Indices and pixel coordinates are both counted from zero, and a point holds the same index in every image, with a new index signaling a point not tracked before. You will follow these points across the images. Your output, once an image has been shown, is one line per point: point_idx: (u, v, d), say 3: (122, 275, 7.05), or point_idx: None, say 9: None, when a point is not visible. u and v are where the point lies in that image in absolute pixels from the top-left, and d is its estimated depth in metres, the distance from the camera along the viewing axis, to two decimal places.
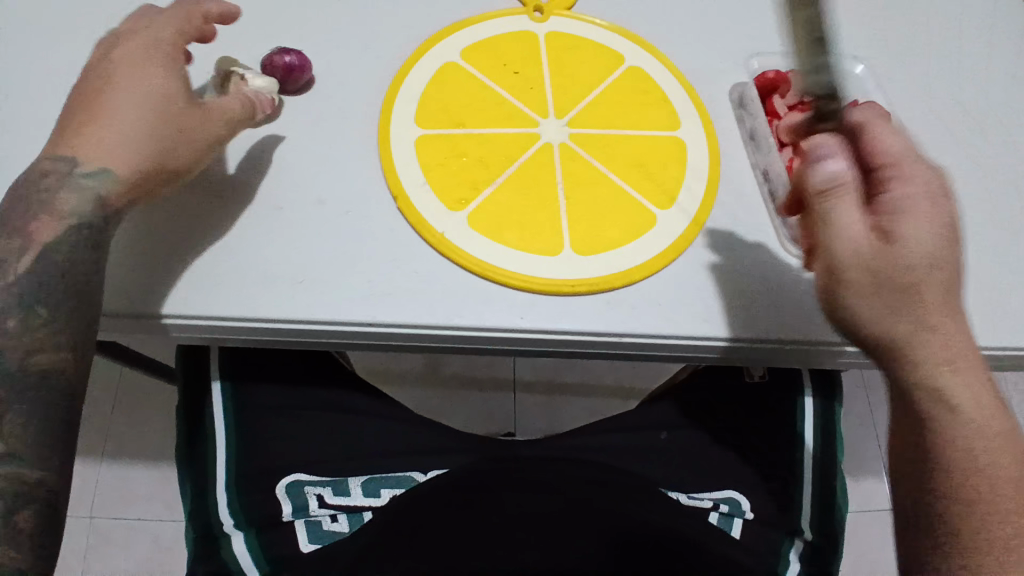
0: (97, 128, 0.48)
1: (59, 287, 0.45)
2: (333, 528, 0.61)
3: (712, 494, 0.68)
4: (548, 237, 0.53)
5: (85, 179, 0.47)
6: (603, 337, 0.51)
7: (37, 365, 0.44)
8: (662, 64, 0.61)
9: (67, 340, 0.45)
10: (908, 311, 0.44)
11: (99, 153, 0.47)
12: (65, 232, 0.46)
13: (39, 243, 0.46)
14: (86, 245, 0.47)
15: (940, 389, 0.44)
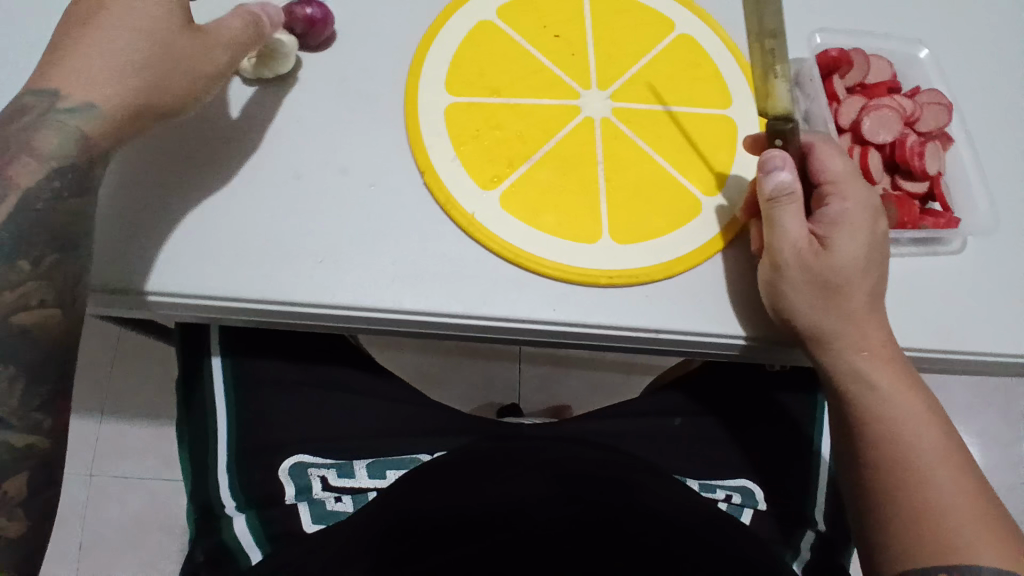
0: (80, 58, 0.40)
1: (48, 244, 0.39)
2: (337, 509, 0.58)
3: (727, 484, 0.64)
4: (586, 222, 0.49)
5: (68, 115, 0.39)
6: (641, 333, 0.48)
7: (20, 326, 0.38)
8: (715, 34, 0.56)
9: (54, 300, 0.39)
10: (857, 313, 0.46)
11: (83, 84, 0.39)
12: (46, 176, 0.39)
13: (19, 187, 0.38)
14: (69, 190, 0.40)
15: (887, 391, 0.46)
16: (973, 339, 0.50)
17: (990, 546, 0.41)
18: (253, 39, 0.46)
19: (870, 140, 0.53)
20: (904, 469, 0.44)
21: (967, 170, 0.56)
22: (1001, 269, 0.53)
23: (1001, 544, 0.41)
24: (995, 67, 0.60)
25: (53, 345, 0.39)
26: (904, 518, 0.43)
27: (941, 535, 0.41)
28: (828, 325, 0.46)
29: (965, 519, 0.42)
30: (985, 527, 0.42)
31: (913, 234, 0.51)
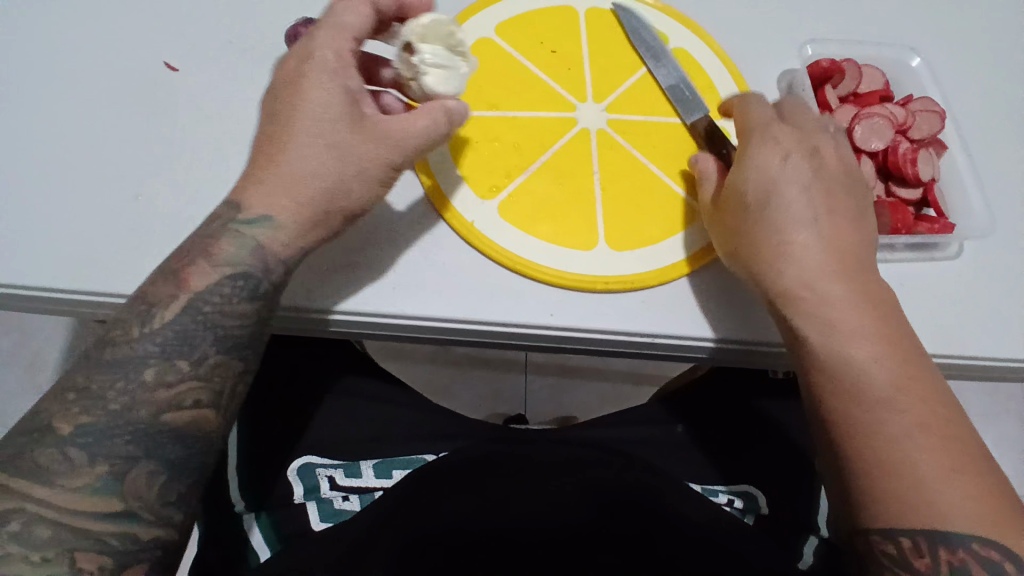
0: (274, 176, 0.44)
1: (207, 342, 0.41)
2: (345, 507, 0.57)
3: (731, 488, 0.62)
4: (583, 230, 0.50)
5: (245, 225, 0.43)
6: (638, 339, 0.49)
7: (169, 423, 0.39)
8: (708, 47, 0.58)
9: (207, 398, 0.41)
10: (794, 252, 0.46)
11: (265, 200, 0.43)
12: (219, 281, 0.42)
13: (190, 290, 0.42)
14: (239, 295, 0.43)
15: (839, 329, 0.44)
16: (972, 343, 0.50)
17: (958, 501, 0.39)
18: (438, 135, 0.45)
19: (862, 148, 0.54)
20: (862, 416, 0.42)
21: (962, 176, 0.56)
22: (998, 273, 0.53)
23: (974, 500, 0.39)
24: (987, 75, 0.61)
25: (198, 441, 0.40)
26: (864, 467, 0.41)
27: (903, 491, 0.40)
28: (766, 264, 0.46)
29: (935, 471, 0.39)
30: (954, 479, 0.39)
31: (907, 238, 0.51)
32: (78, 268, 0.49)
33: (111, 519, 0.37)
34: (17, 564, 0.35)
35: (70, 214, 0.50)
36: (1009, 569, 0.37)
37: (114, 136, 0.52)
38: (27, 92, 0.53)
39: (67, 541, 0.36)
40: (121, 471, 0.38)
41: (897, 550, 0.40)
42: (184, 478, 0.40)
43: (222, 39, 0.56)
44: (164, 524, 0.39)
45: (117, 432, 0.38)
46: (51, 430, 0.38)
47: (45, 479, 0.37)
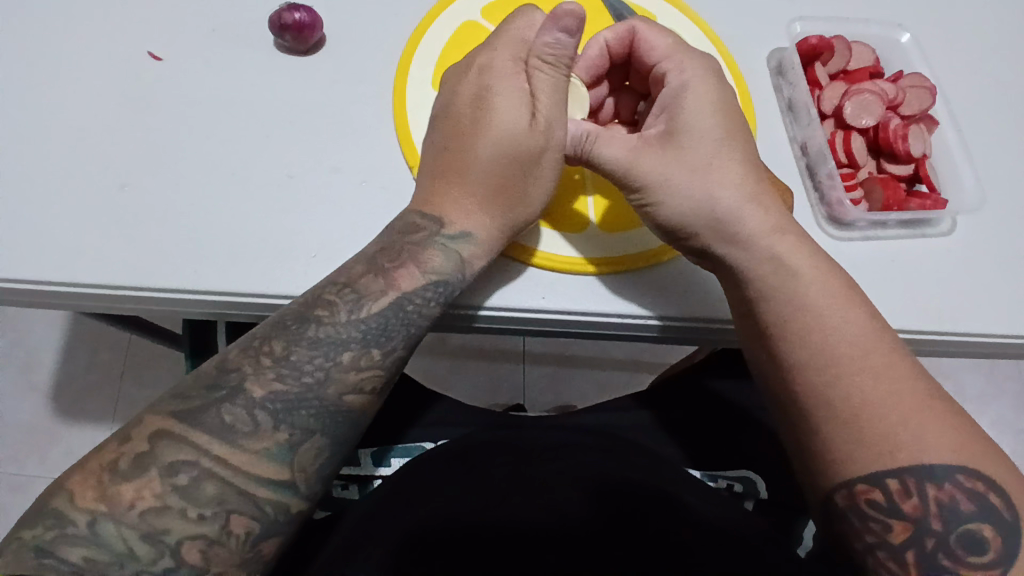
0: (472, 186, 0.48)
1: (400, 337, 0.45)
2: (344, 496, 0.58)
3: (730, 472, 0.60)
4: (575, 215, 0.52)
5: (452, 240, 0.47)
6: (626, 319, 0.49)
7: (348, 404, 0.42)
8: (697, 26, 0.58)
9: (380, 387, 0.44)
10: (745, 206, 0.46)
11: (466, 213, 0.48)
12: (425, 286, 0.46)
13: (398, 289, 0.45)
14: (433, 301, 0.46)
15: (801, 277, 0.45)
16: (963, 318, 0.50)
17: (934, 435, 0.40)
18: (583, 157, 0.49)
19: (852, 125, 0.54)
20: (833, 362, 0.42)
21: (952, 152, 0.56)
22: (986, 248, 0.53)
23: (945, 432, 0.40)
24: (976, 51, 0.61)
25: (360, 425, 0.43)
26: (841, 414, 0.41)
27: (883, 432, 0.40)
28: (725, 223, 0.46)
29: (906, 411, 0.40)
30: (924, 414, 0.40)
31: (899, 216, 0.51)
32: (63, 260, 0.48)
33: (274, 487, 0.39)
34: (174, 515, 0.36)
35: (57, 205, 0.50)
36: (993, 500, 0.39)
37: (102, 129, 0.53)
38: (18, 89, 0.54)
39: (227, 502, 0.38)
40: (297, 442, 0.40)
41: (884, 496, 0.40)
42: (338, 459, 0.42)
43: (212, 32, 0.57)
44: (310, 499, 0.41)
45: (305, 405, 0.41)
46: (243, 390, 0.40)
47: (229, 438, 0.38)
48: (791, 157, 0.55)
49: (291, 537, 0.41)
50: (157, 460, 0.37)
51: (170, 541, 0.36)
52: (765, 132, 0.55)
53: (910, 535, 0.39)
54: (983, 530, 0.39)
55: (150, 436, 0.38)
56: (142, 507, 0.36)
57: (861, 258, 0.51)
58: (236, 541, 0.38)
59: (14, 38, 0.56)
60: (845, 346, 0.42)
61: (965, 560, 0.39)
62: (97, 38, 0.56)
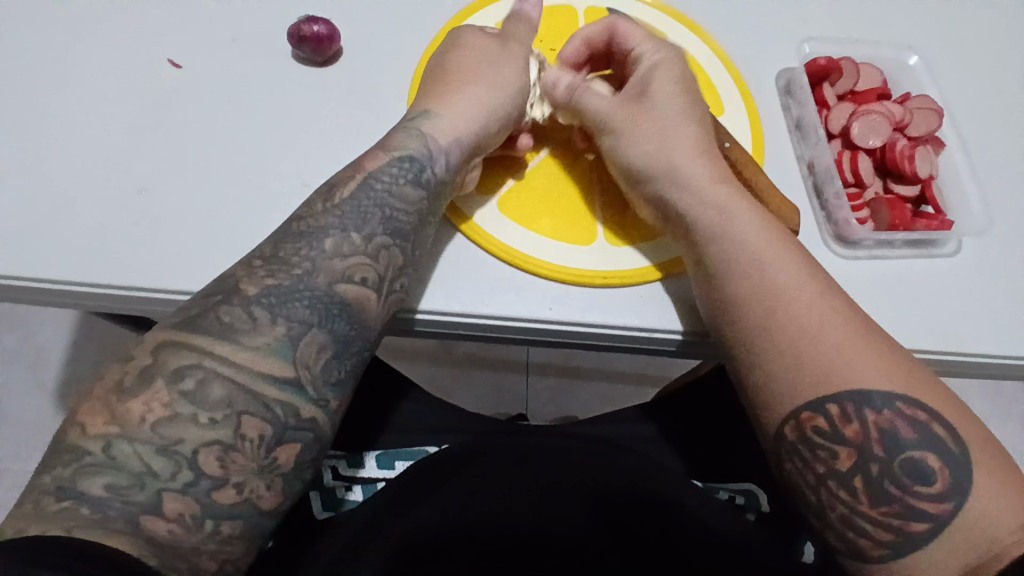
0: (445, 94, 0.51)
1: (378, 223, 0.44)
2: (347, 499, 0.58)
3: (733, 485, 0.60)
4: (583, 226, 0.53)
5: (416, 121, 0.50)
6: (634, 332, 0.50)
7: (342, 293, 0.41)
8: (707, 45, 0.59)
9: (372, 277, 0.43)
10: (684, 145, 0.49)
11: (427, 99, 0.51)
12: (389, 163, 0.47)
13: (366, 171, 0.46)
14: (408, 180, 0.47)
15: (732, 210, 0.47)
16: (970, 339, 0.50)
17: (870, 366, 0.40)
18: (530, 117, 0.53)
19: (859, 145, 0.54)
20: (762, 294, 0.44)
21: (959, 174, 0.57)
22: (993, 268, 0.53)
23: (888, 366, 0.41)
24: (985, 76, 0.61)
25: (360, 320, 0.42)
26: (776, 340, 0.42)
27: (820, 358, 0.41)
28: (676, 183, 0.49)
29: (840, 339, 0.41)
30: (860, 344, 0.41)
31: (906, 235, 0.52)
32: (80, 260, 0.49)
33: (281, 385, 0.38)
34: (185, 423, 0.35)
35: (76, 207, 0.51)
36: (936, 429, 0.39)
37: (120, 133, 0.54)
38: (40, 95, 0.56)
39: (237, 403, 0.36)
40: (296, 337, 0.39)
41: (828, 422, 0.40)
42: (344, 359, 0.41)
43: (232, 41, 0.58)
44: (321, 405, 0.39)
45: (298, 297, 0.40)
46: (239, 291, 0.39)
47: (230, 337, 0.37)
48: (798, 174, 0.55)
49: (308, 453, 0.39)
50: (163, 369, 0.36)
51: (185, 451, 0.34)
52: (773, 150, 0.56)
53: (856, 462, 0.39)
54: (927, 458, 0.38)
55: (152, 350, 0.37)
56: (152, 421, 0.34)
57: (868, 277, 0.52)
58: (252, 445, 0.36)
59: (36, 45, 0.58)
60: (774, 277, 0.44)
61: (912, 489, 0.38)
62: (120, 45, 0.58)
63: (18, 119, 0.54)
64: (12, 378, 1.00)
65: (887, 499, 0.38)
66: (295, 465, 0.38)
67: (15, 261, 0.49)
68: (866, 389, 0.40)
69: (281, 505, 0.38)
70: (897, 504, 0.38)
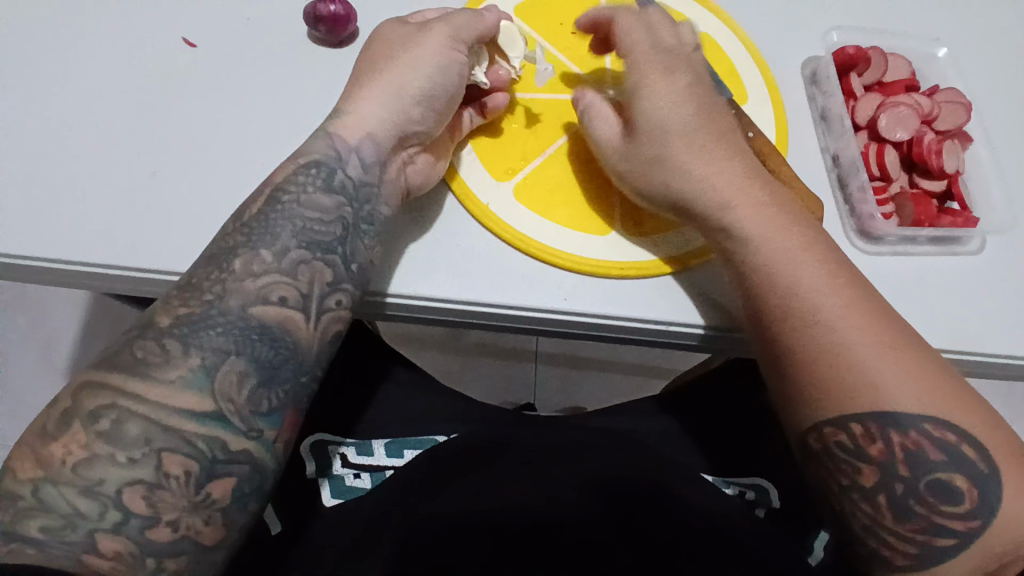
0: (367, 89, 0.49)
1: (290, 237, 0.43)
2: (356, 485, 0.57)
3: (744, 479, 0.59)
4: (599, 215, 0.52)
5: (334, 125, 0.48)
6: (651, 326, 0.49)
7: (254, 315, 0.41)
8: (732, 31, 0.57)
9: (293, 296, 0.42)
10: (707, 149, 0.47)
11: (360, 113, 0.48)
12: (297, 171, 0.46)
13: (278, 187, 0.45)
14: (324, 198, 0.45)
15: (756, 222, 0.45)
16: (993, 339, 0.49)
17: (898, 386, 0.39)
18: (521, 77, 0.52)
19: (887, 138, 0.53)
20: (789, 309, 0.42)
21: (986, 170, 0.55)
22: (1018, 267, 0.52)
23: (917, 382, 0.39)
24: (1016, 69, 0.60)
25: (285, 342, 0.41)
26: (803, 365, 0.41)
27: (847, 379, 0.40)
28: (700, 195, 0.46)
29: (872, 361, 0.40)
30: (890, 361, 0.40)
31: (930, 232, 0.50)
32: (87, 242, 0.49)
33: (201, 420, 0.37)
34: (105, 464, 0.35)
35: (83, 188, 0.51)
36: (968, 452, 0.39)
37: (130, 113, 0.53)
38: (52, 72, 0.55)
39: (155, 441, 0.36)
40: (212, 366, 0.38)
41: (850, 438, 0.40)
42: (270, 386, 0.40)
43: (246, 20, 0.57)
44: (253, 435, 0.39)
45: (212, 325, 0.40)
46: (152, 324, 0.39)
47: (141, 373, 0.37)
48: (821, 167, 0.54)
49: (250, 481, 0.39)
50: (78, 412, 0.36)
51: (109, 491, 0.35)
52: (797, 141, 0.55)
53: (878, 479, 0.39)
54: (957, 479, 0.38)
55: (73, 391, 0.37)
56: (72, 463, 0.35)
57: (890, 273, 0.50)
58: (178, 483, 0.36)
59: (49, 21, 0.57)
60: (802, 291, 0.42)
61: (939, 508, 0.38)
62: (134, 22, 0.57)
63: (29, 97, 0.54)
64: (21, 358, 1.00)
65: (914, 516, 0.39)
66: (238, 496, 0.38)
67: (22, 240, 0.49)
68: (898, 411, 0.39)
69: (227, 536, 0.38)
70: (924, 522, 0.38)
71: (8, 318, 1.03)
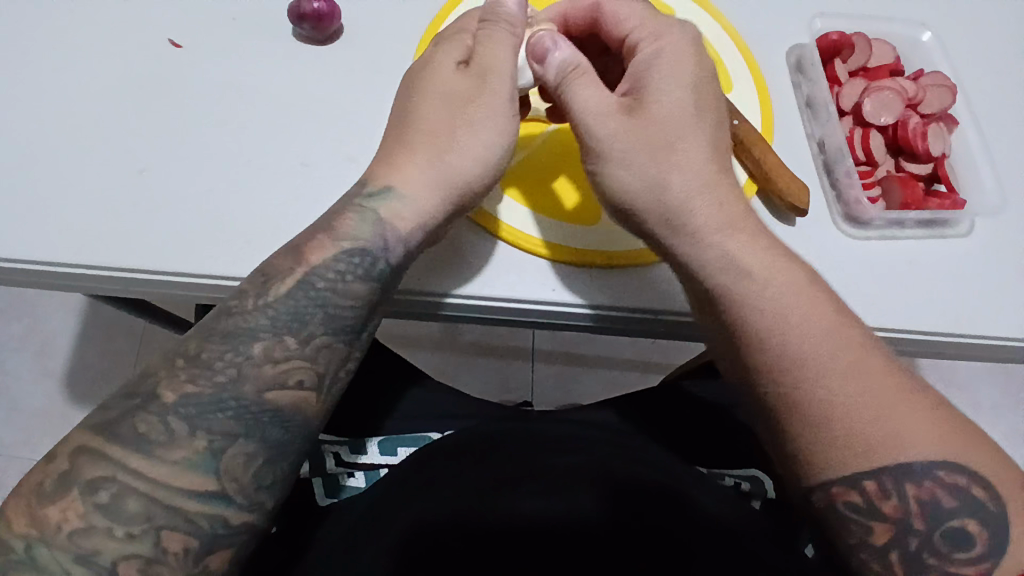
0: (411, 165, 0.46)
1: (317, 322, 0.42)
2: (350, 484, 0.57)
3: (737, 470, 0.59)
4: (585, 206, 0.52)
5: (371, 200, 0.46)
6: (638, 313, 0.50)
7: (271, 402, 0.40)
8: (717, 21, 0.57)
9: (311, 379, 0.41)
10: (693, 184, 0.45)
11: (403, 211, 0.46)
12: (336, 256, 0.44)
13: (308, 263, 0.43)
14: (357, 273, 0.44)
15: (753, 277, 0.43)
16: (980, 320, 0.49)
17: (907, 433, 0.39)
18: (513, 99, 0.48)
19: (872, 123, 0.54)
20: (797, 368, 0.41)
21: (971, 152, 0.55)
22: (1006, 248, 0.52)
23: (930, 427, 0.39)
24: (1000, 51, 0.60)
25: (300, 425, 0.41)
26: (808, 421, 0.40)
27: (860, 435, 0.39)
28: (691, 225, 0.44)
29: (880, 409, 0.39)
30: (898, 407, 0.39)
31: (917, 215, 0.51)
32: (76, 242, 0.49)
33: (204, 499, 0.37)
34: (101, 535, 0.35)
35: (70, 189, 0.51)
36: (978, 495, 0.39)
37: (113, 112, 0.53)
38: (39, 75, 0.55)
39: (156, 518, 0.36)
40: (220, 448, 0.38)
41: (862, 498, 0.39)
42: (278, 463, 0.39)
43: (231, 18, 0.57)
44: (253, 509, 0.38)
45: (222, 407, 0.39)
46: (156, 397, 0.38)
47: (146, 451, 0.37)
48: (809, 153, 0.54)
49: (244, 549, 0.39)
50: (78, 478, 0.36)
51: (104, 562, 0.35)
52: (784, 128, 0.55)
53: (892, 536, 0.39)
54: (970, 526, 0.38)
55: (71, 454, 0.37)
56: (70, 529, 0.35)
57: (877, 256, 0.50)
58: (177, 558, 0.36)
59: (35, 24, 0.57)
60: (808, 349, 0.41)
61: (951, 557, 0.38)
62: (118, 23, 0.57)
63: (16, 99, 0.54)
64: (19, 367, 1.00)
65: (925, 569, 0.38)
66: (231, 566, 0.38)
67: (10, 241, 0.49)
68: (909, 461, 0.39)
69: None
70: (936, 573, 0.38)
71: (5, 328, 1.03)
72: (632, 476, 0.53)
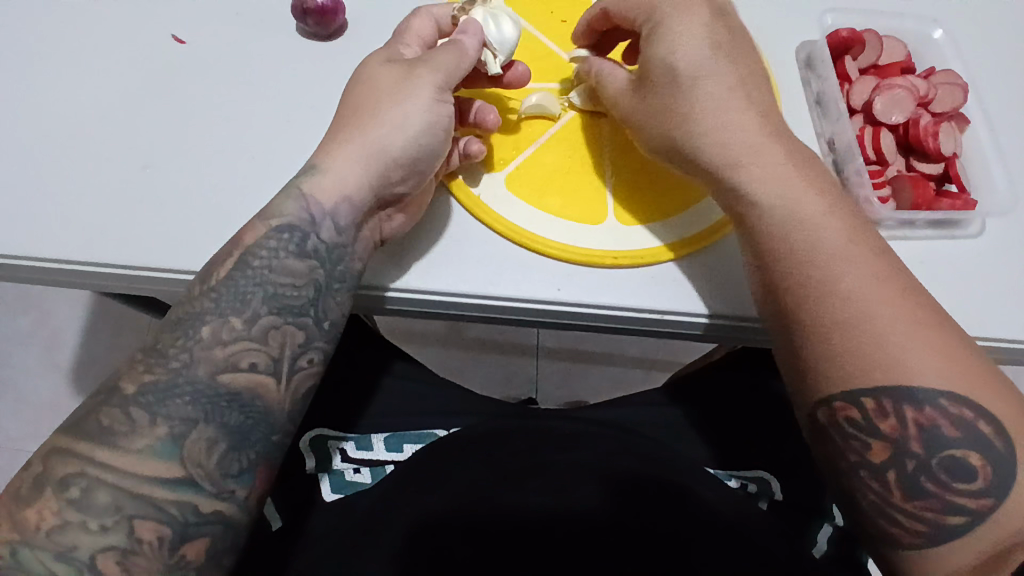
0: (346, 139, 0.46)
1: (260, 300, 0.42)
2: (355, 479, 0.57)
3: (743, 471, 0.59)
4: (592, 205, 0.51)
5: (298, 179, 0.46)
6: (647, 313, 0.49)
7: (226, 384, 0.39)
8: None
9: (264, 361, 0.41)
10: (724, 126, 0.46)
11: (332, 188, 0.45)
12: (266, 234, 0.44)
13: (243, 246, 0.44)
14: (289, 248, 0.44)
15: (766, 201, 0.44)
16: (993, 322, 0.48)
17: (914, 354, 0.38)
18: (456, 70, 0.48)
19: (883, 121, 0.53)
20: (802, 284, 0.41)
21: (984, 152, 0.55)
22: (1017, 248, 0.51)
23: (941, 354, 0.39)
24: (1015, 48, 0.59)
25: (261, 409, 0.40)
26: (810, 332, 0.41)
27: (859, 352, 0.39)
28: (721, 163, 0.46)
29: (884, 329, 0.39)
30: (908, 330, 0.39)
31: (929, 215, 0.50)
32: (80, 238, 0.49)
33: (173, 487, 0.37)
34: (77, 531, 0.35)
35: (75, 184, 0.50)
36: (983, 429, 0.37)
37: (118, 107, 0.53)
38: (45, 69, 0.55)
39: (126, 509, 0.35)
40: (181, 434, 0.37)
41: (861, 414, 0.39)
42: (244, 450, 0.39)
43: (236, 13, 0.57)
44: (225, 497, 0.38)
45: (177, 393, 0.38)
46: (117, 390, 0.38)
47: (108, 442, 0.36)
48: (818, 152, 0.54)
49: (224, 541, 0.38)
50: (49, 479, 0.35)
51: (83, 556, 0.34)
52: (794, 126, 0.54)
53: (891, 455, 0.39)
54: (971, 457, 0.37)
55: (44, 455, 0.36)
56: (47, 528, 0.34)
57: None
58: (151, 547, 0.36)
59: (40, 19, 0.57)
60: (814, 262, 0.41)
61: (951, 486, 0.37)
62: (123, 17, 0.57)
63: (21, 94, 0.54)
64: (26, 360, 1.01)
65: (926, 495, 0.38)
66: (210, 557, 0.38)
67: (14, 236, 0.49)
68: (911, 383, 0.38)
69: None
70: (936, 499, 0.37)
71: (12, 322, 1.03)
72: (634, 474, 0.52)
